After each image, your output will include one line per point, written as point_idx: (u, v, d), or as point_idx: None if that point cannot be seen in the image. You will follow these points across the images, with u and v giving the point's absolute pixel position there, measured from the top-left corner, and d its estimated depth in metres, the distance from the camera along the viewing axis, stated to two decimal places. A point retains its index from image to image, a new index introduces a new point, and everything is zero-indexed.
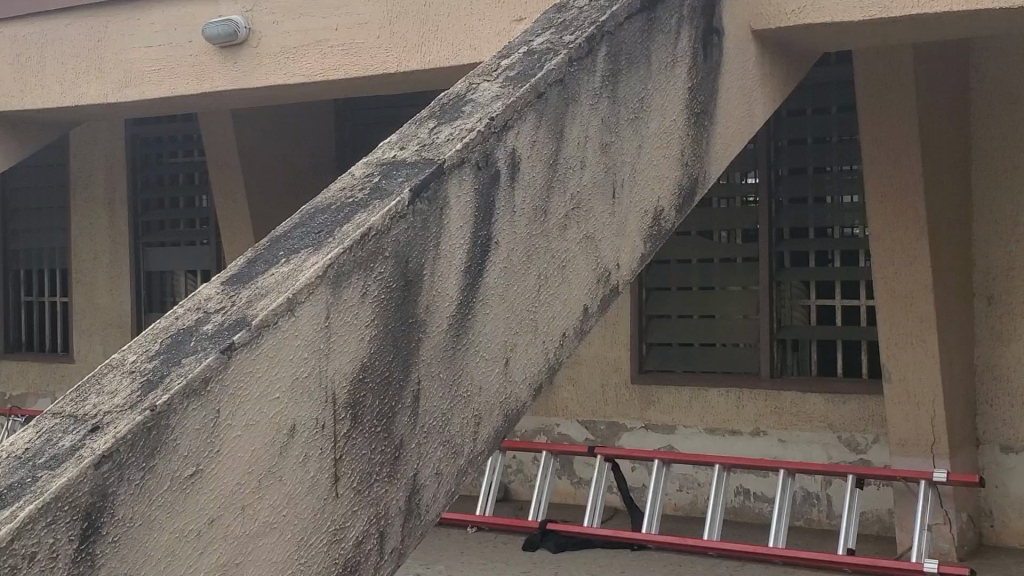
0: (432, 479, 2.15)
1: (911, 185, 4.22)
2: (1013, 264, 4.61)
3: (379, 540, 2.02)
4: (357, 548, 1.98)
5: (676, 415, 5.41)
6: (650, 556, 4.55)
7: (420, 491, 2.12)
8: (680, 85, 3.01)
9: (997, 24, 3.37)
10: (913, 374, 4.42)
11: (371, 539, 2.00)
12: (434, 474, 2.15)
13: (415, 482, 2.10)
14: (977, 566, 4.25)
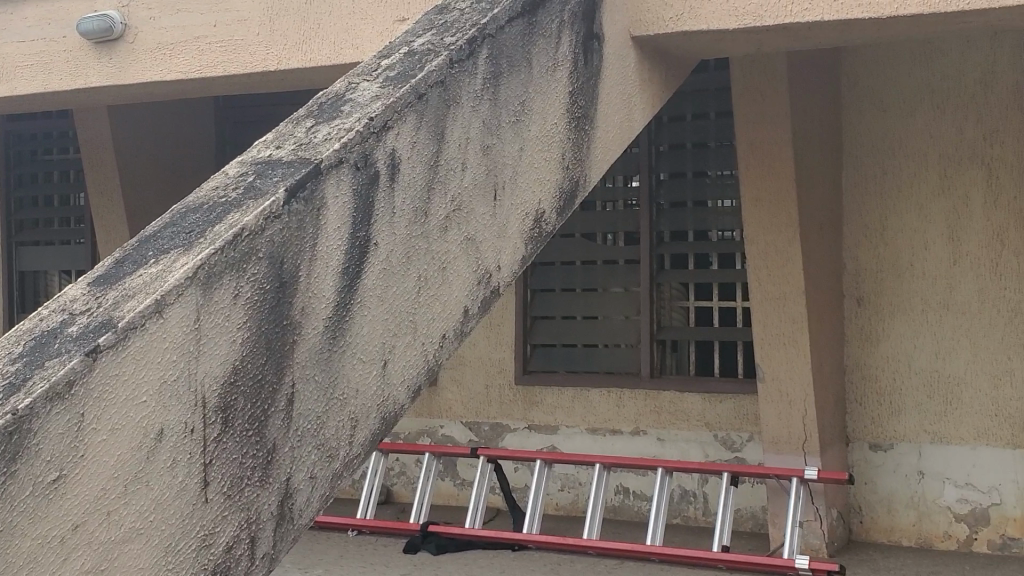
0: (306, 483, 2.12)
1: (784, 189, 4.33)
2: (881, 267, 4.75)
3: (250, 545, 1.99)
4: (227, 553, 1.94)
5: (558, 415, 5.44)
6: (531, 556, 4.58)
7: (293, 495, 2.09)
8: (560, 88, 3.03)
9: (865, 34, 3.49)
10: (785, 373, 4.53)
11: (242, 544, 1.97)
12: (308, 479, 2.13)
13: (288, 486, 2.07)
14: (847, 561, 4.37)
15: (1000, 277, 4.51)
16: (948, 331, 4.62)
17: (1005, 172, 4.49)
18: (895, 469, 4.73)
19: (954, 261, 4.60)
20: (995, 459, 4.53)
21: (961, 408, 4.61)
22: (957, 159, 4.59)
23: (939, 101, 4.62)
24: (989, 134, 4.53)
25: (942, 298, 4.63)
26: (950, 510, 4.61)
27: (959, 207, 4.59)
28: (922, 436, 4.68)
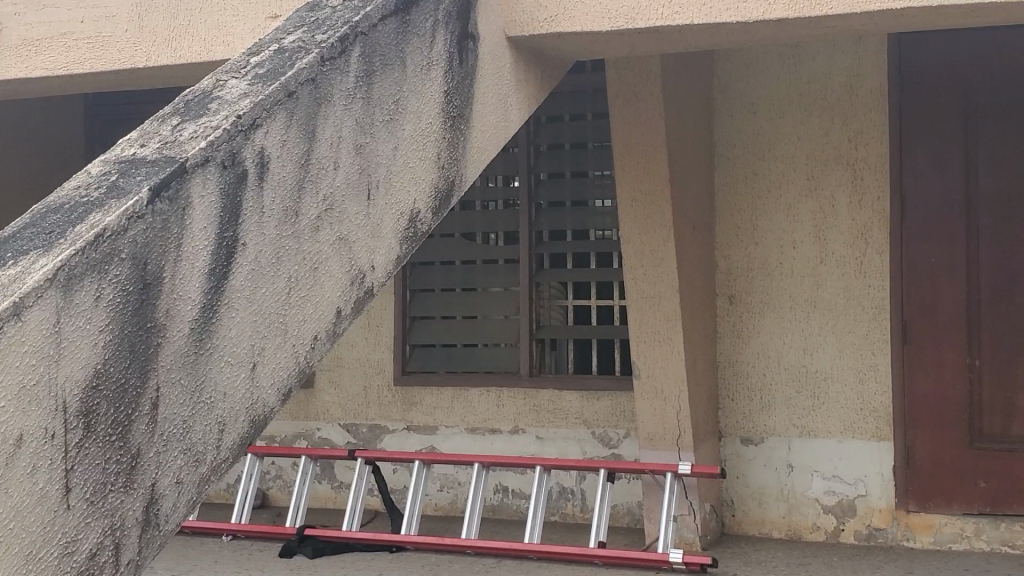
0: (173, 488, 2.08)
1: (659, 189, 4.40)
2: (753, 266, 4.85)
3: (115, 551, 1.95)
4: (90, 560, 1.90)
5: (437, 415, 5.42)
6: (409, 557, 4.56)
7: (159, 501, 2.05)
8: (434, 88, 3.02)
9: (734, 38, 3.56)
10: (660, 370, 4.59)
11: (106, 550, 1.93)
12: (174, 483, 2.08)
13: (153, 491, 2.03)
14: (719, 554, 4.45)
15: (865, 275, 4.66)
16: (816, 327, 4.75)
17: (869, 173, 4.64)
18: (765, 462, 4.83)
19: (821, 259, 4.73)
20: (861, 452, 4.67)
21: (828, 402, 4.73)
22: (824, 161, 4.72)
23: (807, 104, 4.75)
24: (854, 136, 4.67)
25: (810, 294, 4.75)
26: (818, 502, 4.73)
27: (826, 207, 4.72)
28: (791, 430, 4.79)
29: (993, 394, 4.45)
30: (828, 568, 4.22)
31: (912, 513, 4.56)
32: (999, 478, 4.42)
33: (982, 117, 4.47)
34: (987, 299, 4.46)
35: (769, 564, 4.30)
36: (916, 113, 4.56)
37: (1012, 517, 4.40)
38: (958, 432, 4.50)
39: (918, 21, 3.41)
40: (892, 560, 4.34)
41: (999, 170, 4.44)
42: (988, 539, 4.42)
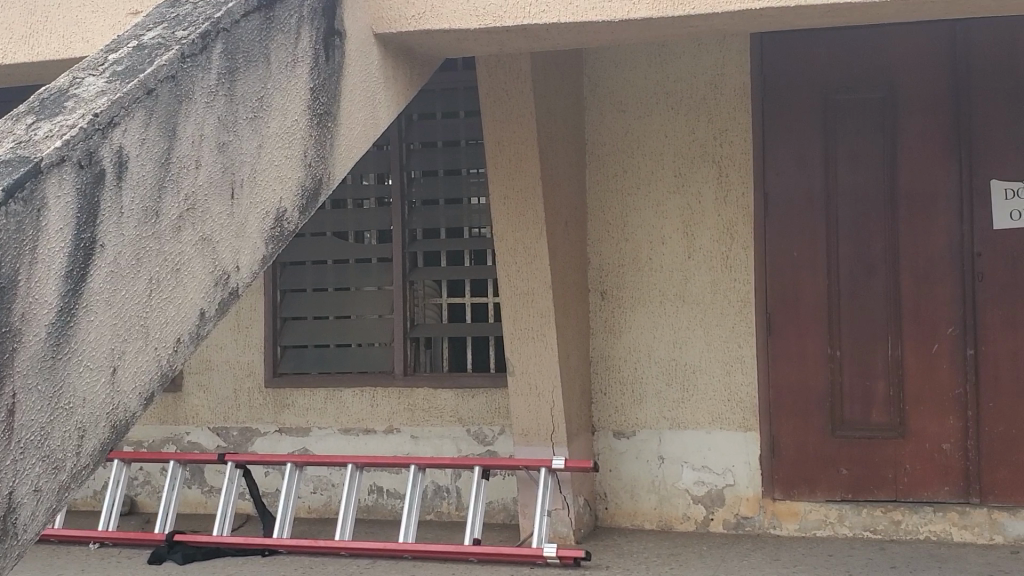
0: (30, 497, 2.04)
1: (531, 187, 4.44)
2: (622, 261, 4.91)
3: None
4: None
5: (310, 417, 5.34)
6: (282, 560, 4.51)
7: (14, 511, 2.01)
8: (300, 85, 2.97)
9: (601, 37, 3.64)
10: (535, 366, 4.60)
11: None
12: (31, 492, 2.05)
13: (9, 501, 1.99)
14: (592, 547, 4.49)
15: (731, 270, 4.76)
16: (684, 321, 4.83)
17: (734, 170, 4.75)
18: (637, 455, 4.88)
19: (689, 254, 4.82)
20: (729, 442, 4.75)
21: (697, 394, 4.82)
22: (690, 158, 4.81)
23: (674, 102, 4.84)
24: (720, 134, 4.77)
25: (679, 288, 4.84)
26: (688, 492, 4.80)
27: (693, 203, 4.81)
28: (662, 422, 4.85)
29: (853, 383, 4.58)
30: (698, 558, 4.31)
31: (778, 501, 4.67)
32: (860, 466, 4.55)
33: (841, 115, 4.61)
34: (847, 291, 4.59)
35: (641, 555, 4.36)
36: (779, 111, 4.68)
37: (873, 502, 4.54)
38: (821, 421, 4.62)
39: (778, 21, 3.53)
40: (759, 547, 4.44)
41: (856, 166, 4.58)
42: (851, 524, 4.55)
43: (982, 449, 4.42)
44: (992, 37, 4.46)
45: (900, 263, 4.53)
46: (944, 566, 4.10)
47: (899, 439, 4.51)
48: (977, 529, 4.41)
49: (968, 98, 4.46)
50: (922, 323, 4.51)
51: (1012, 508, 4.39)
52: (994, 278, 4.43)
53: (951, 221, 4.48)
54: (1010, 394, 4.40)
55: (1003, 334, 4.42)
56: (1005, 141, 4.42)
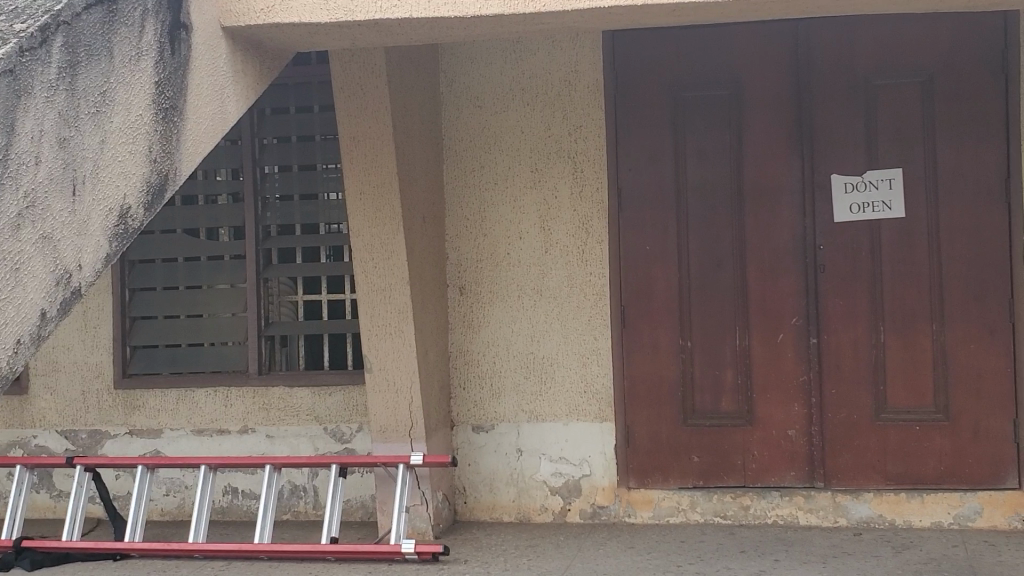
0: None
1: (387, 183, 4.42)
2: (481, 256, 4.90)
3: None
4: None
5: (162, 418, 5.22)
6: (135, 564, 4.41)
7: None
8: (144, 80, 2.90)
9: (453, 33, 3.72)
10: (392, 363, 4.54)
11: None
12: None
13: None
14: (450, 542, 4.50)
15: (587, 263, 4.81)
16: (541, 315, 4.85)
17: (588, 166, 4.81)
18: (496, 448, 4.87)
19: (546, 248, 4.84)
20: (585, 433, 4.80)
21: (555, 386, 4.84)
22: (545, 154, 4.84)
23: (529, 98, 4.87)
24: (573, 129, 4.82)
25: (536, 283, 4.86)
26: (546, 484, 4.83)
27: (549, 198, 4.84)
28: (520, 415, 4.86)
29: (703, 373, 4.70)
30: (555, 548, 4.37)
31: (633, 490, 4.74)
32: (710, 453, 4.67)
33: (690, 111, 4.73)
34: (697, 283, 4.71)
35: (499, 548, 4.40)
36: (631, 106, 4.76)
37: (723, 488, 4.66)
38: (673, 411, 4.71)
39: (627, 19, 3.62)
40: (614, 536, 4.52)
41: (705, 161, 4.70)
42: (702, 511, 4.66)
43: (825, 434, 4.59)
44: (833, 36, 4.61)
45: (747, 255, 4.67)
46: (790, 549, 4.25)
47: (747, 427, 4.65)
48: (822, 512, 4.57)
49: (810, 95, 4.62)
50: (768, 313, 4.65)
51: (854, 491, 4.55)
52: (835, 269, 4.59)
53: (794, 215, 4.64)
54: (851, 382, 4.57)
55: (844, 323, 4.59)
56: (845, 136, 4.58)
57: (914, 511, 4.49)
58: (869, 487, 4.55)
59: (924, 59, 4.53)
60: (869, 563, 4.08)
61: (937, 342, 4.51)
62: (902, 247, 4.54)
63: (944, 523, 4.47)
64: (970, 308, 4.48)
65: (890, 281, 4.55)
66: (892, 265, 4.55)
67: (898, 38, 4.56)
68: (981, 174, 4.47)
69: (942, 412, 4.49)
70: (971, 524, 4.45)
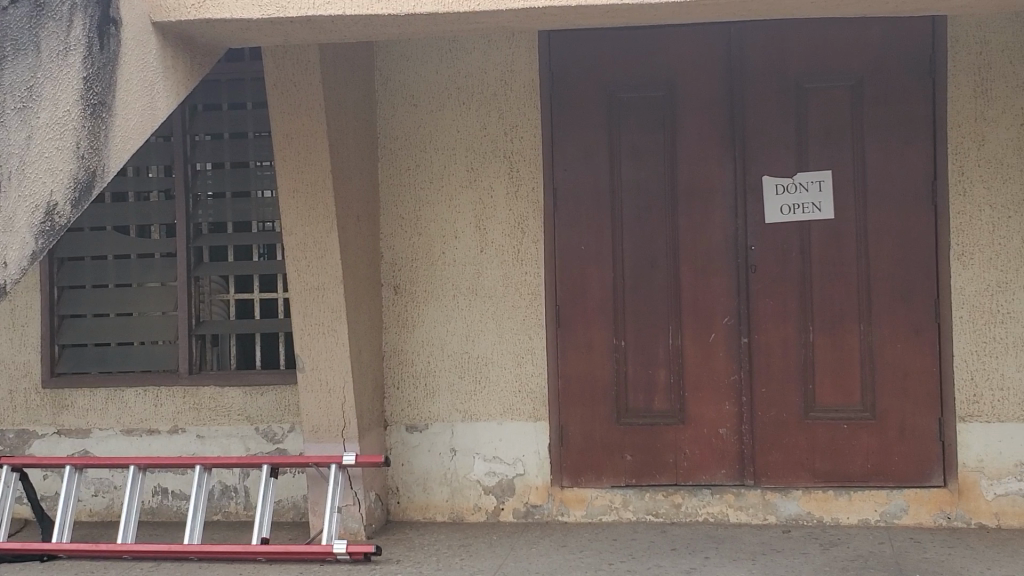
0: None
1: (321, 180, 4.39)
2: (416, 255, 4.88)
3: None
4: None
5: (91, 418, 5.15)
6: (62, 565, 4.35)
7: None
8: (72, 74, 3.01)
9: (387, 31, 3.71)
10: (325, 363, 4.51)
11: None
12: None
13: None
14: (383, 542, 4.49)
15: (522, 263, 4.81)
16: (476, 315, 4.85)
17: (524, 166, 4.81)
18: (429, 448, 4.86)
19: (481, 248, 4.84)
20: (519, 433, 4.81)
21: (489, 386, 4.84)
22: (481, 153, 4.84)
23: (465, 97, 4.86)
24: (509, 129, 4.82)
25: (470, 282, 4.85)
26: (479, 484, 4.82)
27: (483, 198, 4.84)
28: (454, 415, 4.86)
29: (636, 372, 4.72)
30: (488, 547, 4.37)
31: (566, 489, 4.76)
32: (643, 452, 4.70)
33: (625, 112, 4.76)
34: (630, 282, 4.74)
35: (432, 547, 4.39)
36: (566, 107, 4.78)
37: (655, 487, 4.69)
38: (607, 410, 4.73)
39: (560, 20, 3.65)
40: (547, 535, 4.53)
41: (639, 162, 4.74)
42: (634, 509, 4.69)
43: (755, 433, 4.64)
44: (765, 39, 4.66)
45: (680, 256, 4.70)
46: (720, 547, 4.30)
47: (679, 425, 4.69)
48: (752, 510, 4.62)
49: (742, 98, 4.67)
50: (700, 313, 4.69)
51: (783, 489, 4.61)
52: (766, 270, 4.65)
53: (726, 216, 4.68)
54: (780, 380, 4.63)
55: (775, 323, 4.64)
56: (776, 138, 4.64)
57: (841, 509, 4.56)
58: (798, 485, 4.61)
59: (854, 63, 4.60)
60: (797, 560, 4.13)
61: (864, 341, 4.58)
62: (831, 249, 4.61)
63: (871, 520, 4.54)
64: (897, 309, 4.55)
65: (819, 282, 4.61)
66: (822, 266, 4.61)
67: (829, 43, 4.62)
68: (909, 176, 4.55)
69: (869, 411, 4.57)
70: (897, 521, 4.53)
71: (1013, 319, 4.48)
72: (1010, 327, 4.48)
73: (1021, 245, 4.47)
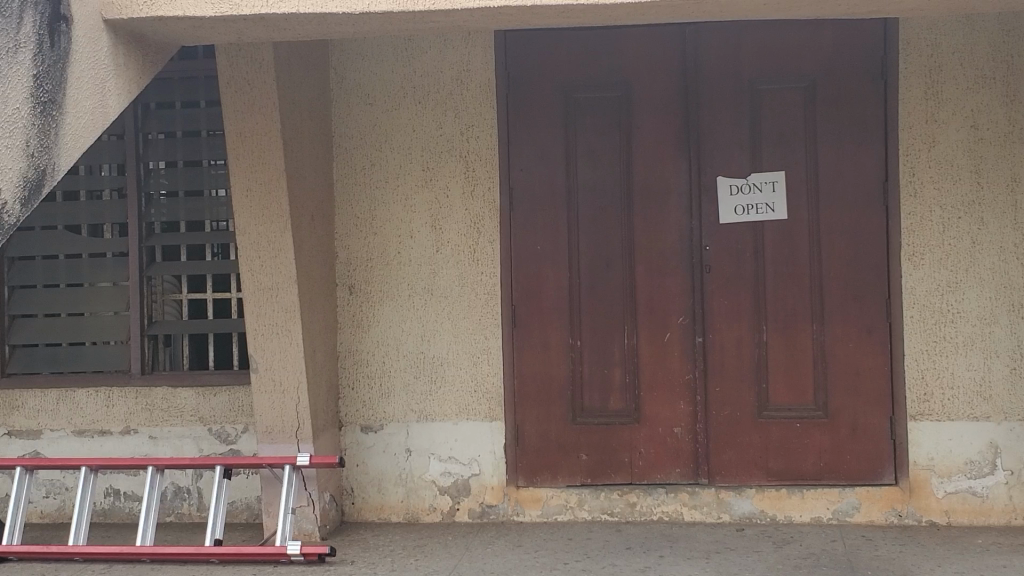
0: None
1: (275, 179, 4.36)
2: (371, 255, 4.86)
3: None
4: None
5: (41, 419, 5.09)
6: (12, 568, 4.29)
7: None
8: (21, 72, 2.97)
9: (342, 30, 3.69)
10: (279, 363, 4.48)
11: None
12: None
13: None
14: (337, 543, 4.47)
15: (477, 263, 4.80)
16: (432, 314, 4.84)
17: (480, 166, 4.80)
18: (384, 449, 4.85)
19: (436, 248, 4.83)
20: (474, 433, 4.80)
21: (444, 386, 4.83)
22: (437, 153, 4.83)
23: (420, 97, 4.84)
24: (465, 129, 4.81)
25: (426, 282, 4.84)
26: (435, 484, 4.81)
27: (439, 197, 4.82)
28: (409, 415, 4.84)
29: (592, 372, 4.73)
30: (442, 547, 4.37)
31: (522, 489, 4.76)
32: (598, 451, 4.71)
33: (581, 113, 4.76)
34: (586, 282, 4.74)
35: (387, 548, 4.38)
36: (522, 107, 4.78)
37: (610, 486, 4.71)
38: (562, 409, 4.74)
39: (515, 20, 3.65)
40: (502, 535, 4.53)
41: (595, 162, 4.74)
42: (589, 508, 4.70)
43: (710, 432, 4.66)
44: (720, 41, 4.69)
45: (635, 256, 4.72)
46: (675, 545, 4.32)
47: (634, 425, 4.70)
48: (706, 508, 4.64)
49: (697, 98, 4.69)
50: (655, 313, 4.71)
51: (737, 487, 4.64)
52: (721, 270, 4.67)
53: (681, 216, 4.70)
54: (734, 380, 4.66)
55: (729, 322, 4.67)
56: (731, 139, 4.67)
57: (794, 507, 4.60)
58: (751, 483, 4.64)
59: (807, 65, 4.64)
60: (750, 558, 4.16)
61: (817, 341, 4.62)
62: (784, 249, 4.64)
63: (824, 518, 4.58)
64: (849, 308, 4.60)
65: (772, 282, 4.65)
66: (775, 266, 4.64)
67: (783, 45, 4.65)
68: (861, 177, 4.59)
69: (821, 410, 4.61)
70: (849, 519, 4.57)
71: (963, 318, 4.54)
72: (959, 326, 4.54)
73: (971, 245, 4.53)
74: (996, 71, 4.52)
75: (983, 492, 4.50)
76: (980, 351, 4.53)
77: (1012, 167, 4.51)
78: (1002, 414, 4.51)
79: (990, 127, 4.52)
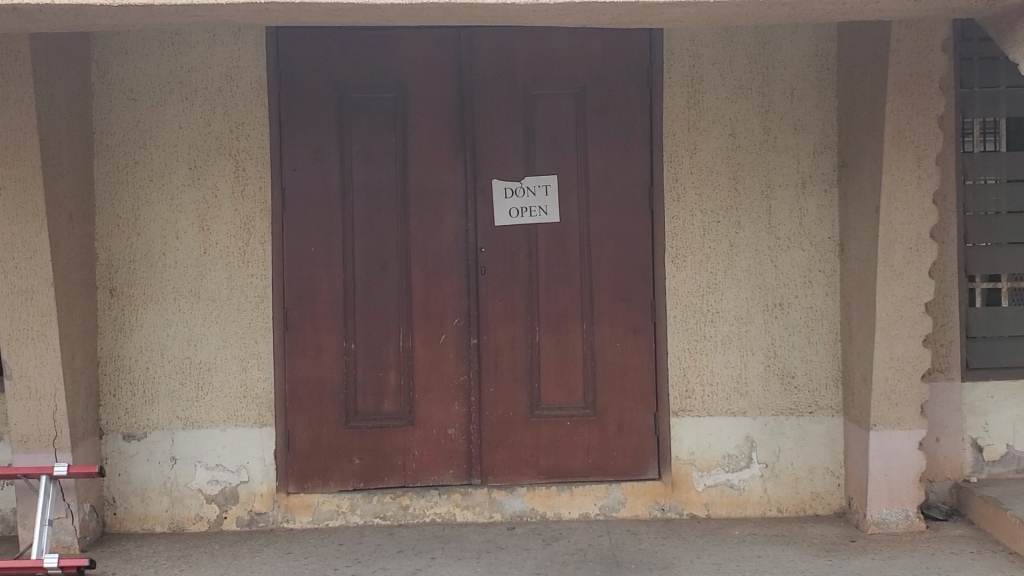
0: None
1: (31, 177, 4.17)
2: (134, 256, 4.70)
3: None
4: None
5: None
6: None
7: None
8: None
9: (102, 23, 3.56)
10: (34, 370, 4.29)
11: None
12: None
13: None
14: (97, 555, 4.31)
15: (248, 265, 4.71)
16: (200, 318, 4.72)
17: (251, 166, 4.71)
18: (148, 457, 4.70)
19: (205, 250, 4.71)
20: (243, 439, 4.71)
21: (212, 392, 4.72)
22: (205, 151, 4.71)
23: (188, 92, 4.71)
24: (235, 126, 4.71)
25: (193, 285, 4.72)
26: (201, 492, 4.70)
27: (207, 199, 4.71)
28: (175, 422, 4.71)
29: (366, 374, 4.71)
30: (210, 557, 4.27)
31: (293, 495, 4.70)
32: (371, 455, 4.70)
33: (356, 114, 4.73)
34: (359, 285, 4.72)
35: (150, 559, 4.26)
36: (295, 107, 4.71)
37: (383, 489, 4.71)
38: (336, 413, 4.70)
39: (285, 18, 3.61)
40: (272, 542, 4.47)
41: (370, 163, 4.72)
42: (361, 513, 4.68)
43: (482, 433, 4.72)
44: (493, 45, 4.74)
45: (410, 258, 4.72)
46: (445, 547, 4.35)
47: (408, 427, 4.71)
48: (478, 508, 4.70)
49: (471, 102, 4.73)
50: (429, 314, 4.73)
51: (508, 486, 4.72)
52: (494, 271, 4.73)
53: (455, 218, 4.74)
54: (506, 380, 4.73)
55: (503, 323, 4.73)
56: (503, 143, 4.73)
57: (563, 504, 4.71)
58: (523, 482, 4.73)
59: (577, 71, 4.74)
60: (519, 556, 4.23)
61: (587, 340, 4.73)
62: (555, 251, 4.74)
63: (591, 514, 4.70)
64: (617, 310, 4.73)
65: (544, 283, 4.73)
66: (547, 267, 4.73)
67: (554, 52, 4.75)
68: (627, 183, 4.73)
69: (590, 408, 4.73)
70: (614, 514, 4.70)
71: (721, 318, 4.73)
72: (718, 325, 4.73)
73: (729, 248, 4.72)
74: (753, 82, 4.72)
75: (739, 485, 4.71)
76: (737, 349, 4.74)
77: (767, 173, 4.72)
78: (757, 409, 4.73)
79: (747, 136, 4.72)
